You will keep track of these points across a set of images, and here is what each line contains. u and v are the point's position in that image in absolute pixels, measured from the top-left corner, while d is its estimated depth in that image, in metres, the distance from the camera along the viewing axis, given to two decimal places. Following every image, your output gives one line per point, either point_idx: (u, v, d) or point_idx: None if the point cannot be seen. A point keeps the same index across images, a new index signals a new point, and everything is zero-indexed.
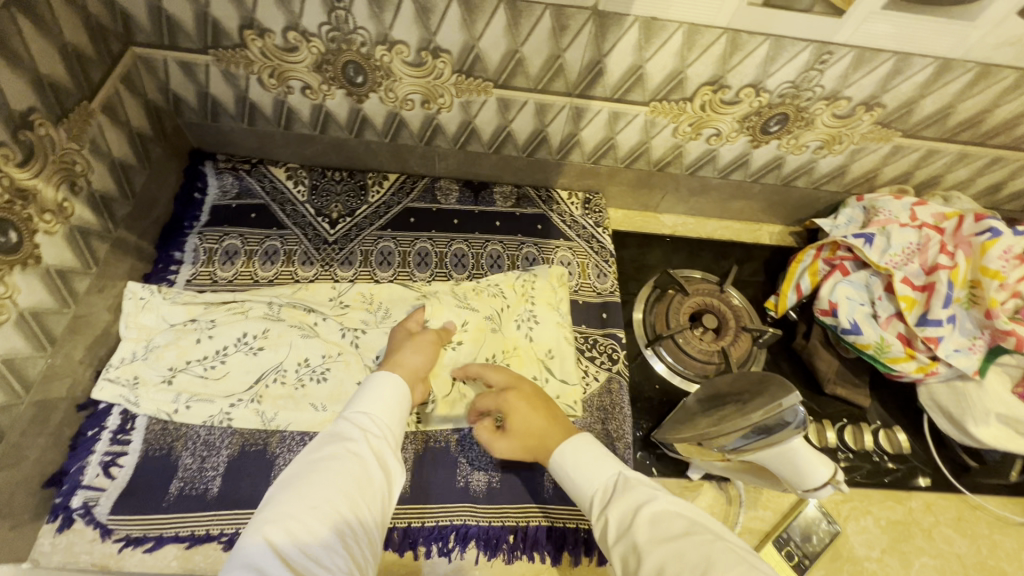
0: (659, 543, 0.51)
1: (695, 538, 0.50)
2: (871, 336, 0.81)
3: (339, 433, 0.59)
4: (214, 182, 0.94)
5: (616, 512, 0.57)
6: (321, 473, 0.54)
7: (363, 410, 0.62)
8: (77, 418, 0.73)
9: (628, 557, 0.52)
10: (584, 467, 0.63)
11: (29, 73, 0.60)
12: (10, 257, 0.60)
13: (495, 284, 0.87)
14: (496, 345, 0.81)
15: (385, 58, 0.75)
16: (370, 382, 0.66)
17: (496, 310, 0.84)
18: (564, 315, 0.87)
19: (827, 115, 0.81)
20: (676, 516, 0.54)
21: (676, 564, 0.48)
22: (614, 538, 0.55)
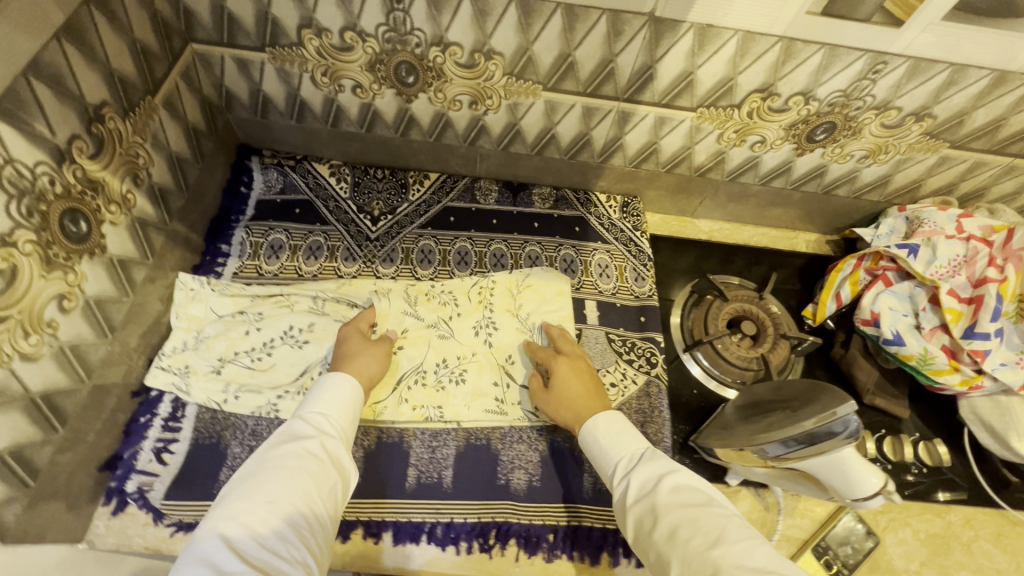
0: (676, 507, 0.56)
1: (711, 509, 0.55)
2: (915, 348, 0.81)
3: (292, 432, 0.63)
4: (260, 177, 0.95)
5: (639, 479, 0.61)
6: (275, 469, 0.57)
7: (317, 412, 0.66)
8: (130, 405, 0.75)
9: (644, 518, 0.58)
10: (614, 440, 0.67)
11: (103, 69, 0.61)
12: (80, 246, 0.61)
13: (448, 291, 0.89)
14: (449, 351, 0.84)
15: (439, 59, 0.76)
16: (320, 387, 0.70)
17: (444, 319, 0.87)
18: (525, 320, 0.88)
19: (876, 124, 0.80)
20: (696, 489, 0.58)
21: (689, 528, 0.53)
22: (632, 500, 0.60)
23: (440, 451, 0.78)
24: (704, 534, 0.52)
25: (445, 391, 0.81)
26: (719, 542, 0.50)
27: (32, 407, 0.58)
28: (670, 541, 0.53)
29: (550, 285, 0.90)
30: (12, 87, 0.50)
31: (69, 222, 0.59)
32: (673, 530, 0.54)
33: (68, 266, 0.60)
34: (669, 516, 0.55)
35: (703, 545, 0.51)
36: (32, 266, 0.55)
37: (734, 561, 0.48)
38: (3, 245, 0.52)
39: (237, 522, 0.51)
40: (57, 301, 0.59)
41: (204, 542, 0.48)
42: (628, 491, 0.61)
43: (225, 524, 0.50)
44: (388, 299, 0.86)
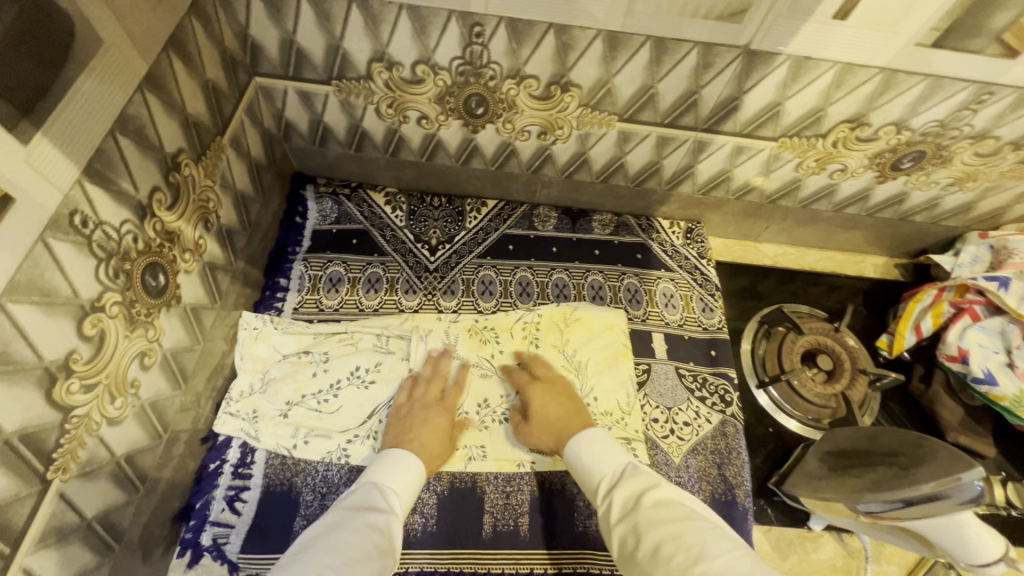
0: (656, 525, 0.56)
1: (690, 527, 0.54)
2: (1008, 388, 0.77)
3: (364, 503, 0.63)
4: (315, 207, 0.93)
5: (622, 495, 0.62)
6: (349, 536, 0.57)
7: (388, 484, 0.66)
8: (200, 451, 0.73)
9: (626, 536, 0.58)
10: (596, 456, 0.68)
11: (179, 115, 0.59)
12: (159, 300, 0.59)
13: (491, 327, 0.85)
14: (489, 390, 0.81)
15: (512, 91, 0.73)
16: (389, 455, 0.69)
17: (485, 358, 0.83)
18: (571, 358, 0.84)
19: (969, 153, 0.76)
20: (677, 506, 0.58)
21: (671, 545, 0.53)
22: (615, 517, 0.61)
23: (513, 497, 0.75)
24: (684, 551, 0.51)
25: (490, 431, 0.78)
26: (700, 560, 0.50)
27: (118, 470, 0.56)
28: (651, 560, 0.53)
29: (597, 320, 0.86)
30: (100, 147, 0.48)
31: (150, 277, 0.57)
32: (653, 551, 0.54)
33: (148, 322, 0.58)
34: (651, 536, 0.55)
35: (682, 563, 0.50)
36: (118, 328, 0.53)
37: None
38: (92, 310, 0.49)
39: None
40: (138, 359, 0.57)
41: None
42: (612, 509, 0.62)
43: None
44: (424, 343, 0.82)
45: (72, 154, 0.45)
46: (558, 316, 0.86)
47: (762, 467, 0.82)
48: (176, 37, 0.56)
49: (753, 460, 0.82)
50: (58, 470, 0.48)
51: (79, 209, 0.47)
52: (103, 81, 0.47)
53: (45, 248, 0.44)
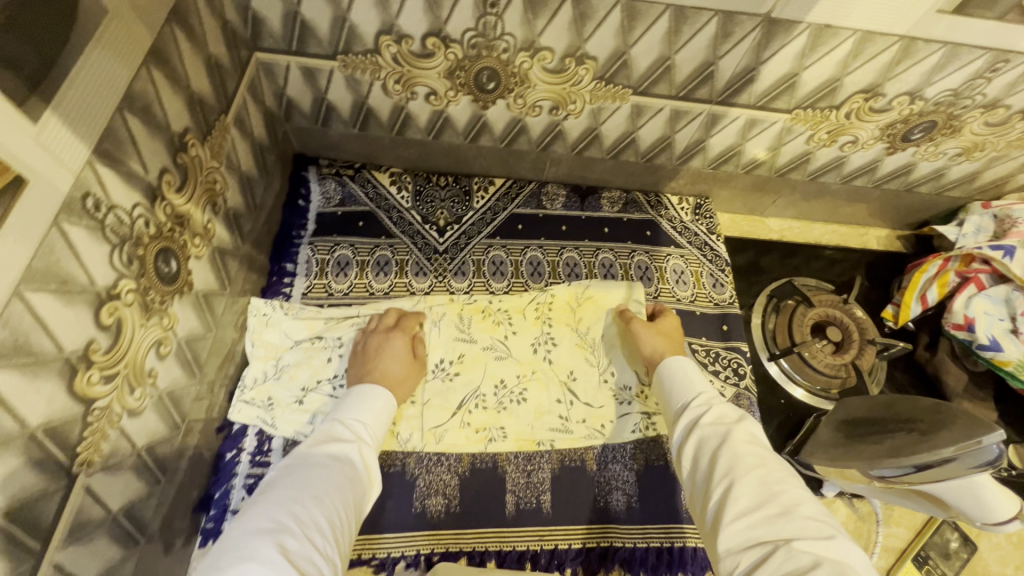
0: (752, 446, 0.56)
1: (777, 460, 0.55)
2: (1013, 353, 0.79)
3: (329, 435, 0.62)
4: (317, 188, 0.90)
5: (716, 413, 0.61)
6: (317, 467, 0.56)
7: (354, 416, 0.65)
8: (215, 440, 0.72)
9: (711, 441, 0.58)
10: (688, 381, 0.68)
11: (184, 92, 0.56)
12: (172, 287, 0.57)
13: (504, 309, 0.84)
14: (506, 371, 0.80)
15: (525, 64, 0.71)
16: (354, 394, 0.68)
17: (499, 339, 0.82)
18: (585, 336, 0.84)
19: (979, 122, 0.77)
20: (766, 442, 0.58)
21: (755, 463, 0.54)
22: (705, 422, 0.60)
23: (535, 475, 0.75)
24: (770, 471, 0.53)
25: (508, 411, 0.78)
26: (784, 482, 0.52)
27: (139, 461, 0.55)
28: (728, 465, 0.54)
29: (610, 298, 0.86)
30: (109, 126, 0.45)
31: (162, 263, 0.55)
32: (736, 457, 0.55)
33: (163, 309, 0.56)
34: (738, 447, 0.55)
35: (769, 479, 0.52)
36: (133, 316, 0.51)
37: (792, 502, 0.50)
38: (108, 299, 0.47)
39: (286, 514, 0.50)
40: (154, 348, 0.55)
41: (247, 537, 0.47)
42: (706, 415, 0.61)
43: (279, 518, 0.49)
44: (439, 328, 0.82)
45: (81, 132, 0.42)
46: (571, 294, 0.86)
47: (775, 438, 0.83)
48: (178, 9, 0.54)
49: (766, 431, 0.83)
50: (83, 464, 0.46)
51: (91, 192, 0.44)
52: (111, 55, 0.44)
53: (60, 233, 0.41)
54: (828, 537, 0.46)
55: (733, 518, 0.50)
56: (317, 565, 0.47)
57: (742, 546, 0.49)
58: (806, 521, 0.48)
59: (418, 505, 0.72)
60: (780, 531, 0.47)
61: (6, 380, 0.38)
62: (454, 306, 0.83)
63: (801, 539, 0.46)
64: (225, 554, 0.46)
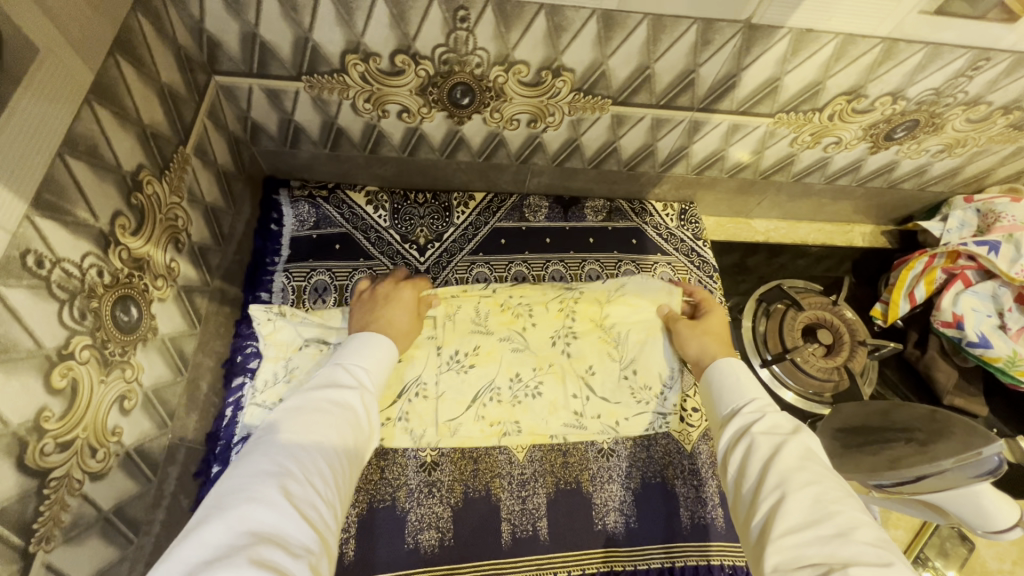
0: (806, 462, 0.51)
1: (834, 480, 0.50)
2: (1002, 349, 0.79)
3: (330, 378, 0.59)
4: (290, 212, 0.86)
5: (768, 421, 0.57)
6: (320, 411, 0.54)
7: (357, 363, 0.62)
8: (193, 486, 0.68)
9: (759, 450, 0.54)
10: (739, 386, 0.64)
11: (135, 127, 0.52)
12: (133, 336, 0.53)
13: (525, 303, 0.80)
14: (522, 364, 0.77)
15: (501, 78, 0.68)
16: (357, 340, 0.65)
17: (517, 331, 0.79)
18: (609, 329, 0.79)
19: (961, 120, 0.76)
20: (824, 460, 0.54)
21: (810, 479, 0.49)
22: (758, 431, 0.56)
23: (531, 501, 0.73)
24: (826, 488, 0.48)
25: (523, 406, 0.75)
26: (840, 502, 0.47)
27: (107, 526, 0.51)
28: (778, 480, 0.50)
29: (645, 293, 0.81)
30: (49, 174, 0.42)
31: (121, 312, 0.51)
32: (788, 472, 0.50)
33: (124, 361, 0.52)
34: (789, 461, 0.51)
35: (825, 497, 0.48)
36: (90, 374, 0.47)
37: (848, 523, 0.45)
38: (60, 359, 0.44)
39: (288, 457, 0.49)
40: (118, 404, 0.52)
41: (250, 477, 0.46)
42: (757, 421, 0.57)
43: (280, 460, 0.48)
44: (454, 320, 0.78)
45: (13, 187, 0.38)
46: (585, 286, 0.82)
47: None
48: (123, 38, 0.50)
49: None
50: (41, 541, 0.43)
51: (31, 249, 0.40)
52: (42, 100, 0.40)
53: None
54: (886, 565, 0.42)
55: (784, 535, 0.46)
56: (319, 511, 0.47)
57: (791, 566, 0.44)
58: (865, 546, 0.43)
59: (410, 541, 0.69)
60: (833, 553, 0.43)
61: None
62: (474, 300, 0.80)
63: (858, 566, 0.41)
64: (228, 494, 0.45)
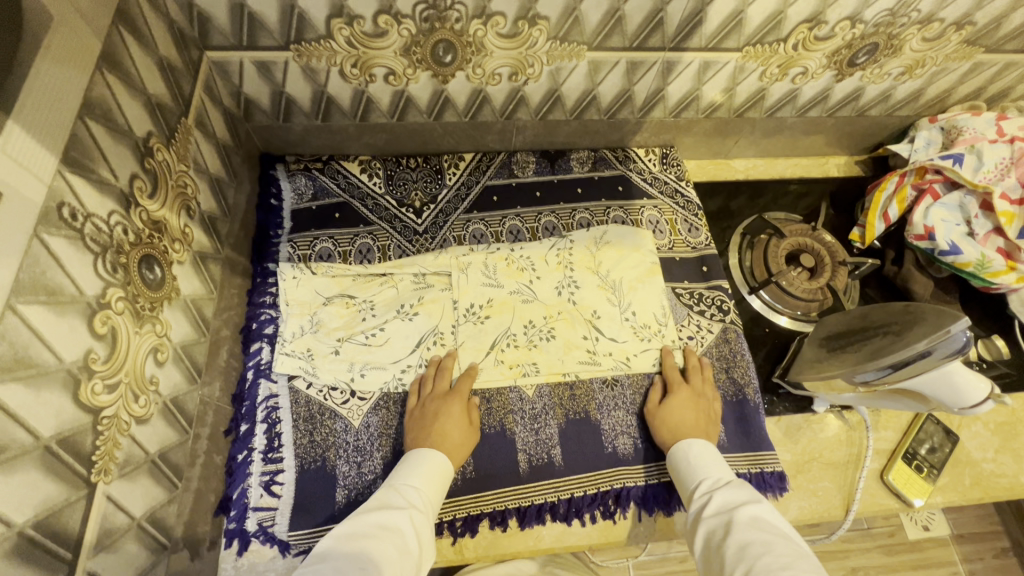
0: (756, 531, 0.56)
1: (788, 546, 0.54)
2: (972, 254, 0.83)
3: (380, 504, 0.62)
4: (288, 186, 0.89)
5: (721, 497, 0.63)
6: (368, 538, 0.56)
7: (407, 483, 0.65)
8: (224, 444, 0.72)
9: (716, 532, 0.59)
10: (697, 463, 0.70)
11: (142, 96, 0.55)
12: (159, 293, 0.57)
13: (527, 256, 0.88)
14: (533, 313, 0.84)
15: (480, 32, 0.71)
16: (411, 458, 0.69)
17: (525, 284, 0.86)
18: (606, 277, 0.88)
19: (917, 39, 0.80)
20: (776, 524, 0.58)
21: (761, 547, 0.54)
22: (709, 513, 0.62)
23: (543, 432, 0.77)
24: (775, 555, 0.53)
25: (538, 348, 0.82)
26: (792, 567, 0.51)
27: (155, 468, 0.55)
28: (739, 556, 0.54)
29: (627, 242, 0.90)
30: (72, 133, 0.45)
31: (146, 269, 0.55)
32: (743, 546, 0.55)
33: (154, 317, 0.56)
34: (742, 535, 0.56)
35: (775, 564, 0.51)
36: (126, 324, 0.51)
37: None
38: (99, 307, 0.47)
39: None
40: (152, 355, 0.55)
41: None
42: (708, 505, 0.63)
43: None
44: (466, 275, 0.85)
45: (45, 142, 0.42)
46: (579, 237, 0.90)
47: (764, 364, 0.87)
48: (122, 10, 0.53)
49: (755, 360, 0.87)
50: (100, 473, 0.47)
51: (65, 202, 0.44)
52: (61, 61, 0.44)
53: (40, 244, 0.41)
54: None
55: None
56: None
57: None
58: None
59: None
60: None
61: (12, 394, 0.39)
62: (481, 256, 0.87)
63: None
64: None
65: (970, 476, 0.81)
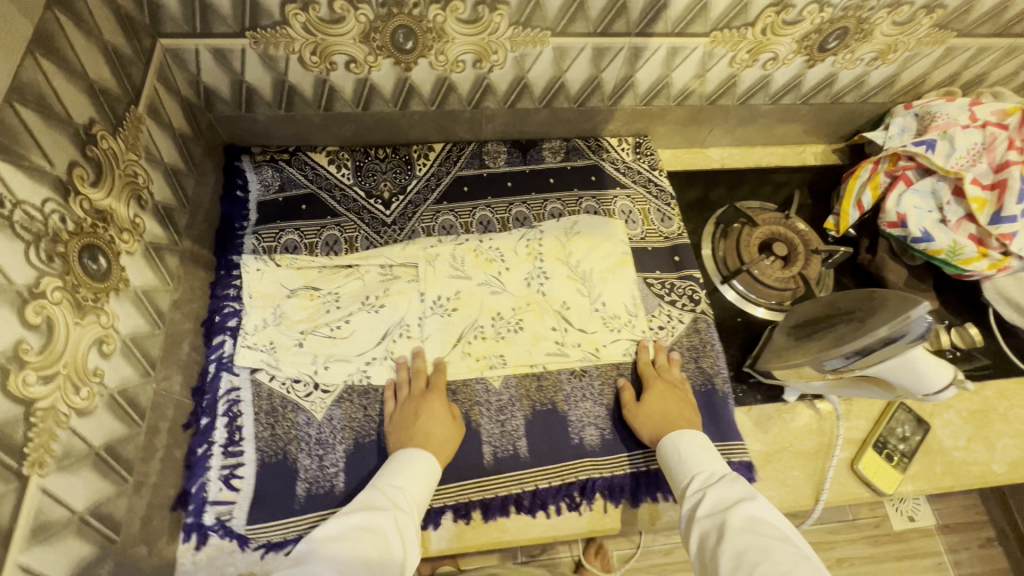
0: (750, 535, 0.56)
1: (786, 550, 0.54)
2: (943, 241, 0.83)
3: (364, 504, 0.61)
4: (254, 178, 0.88)
5: (712, 496, 0.62)
6: (352, 536, 0.55)
7: (393, 483, 0.64)
8: (184, 437, 0.71)
9: (710, 535, 0.59)
10: (688, 456, 0.69)
11: (83, 82, 0.54)
12: (104, 284, 0.56)
13: (496, 247, 0.87)
14: (501, 304, 0.83)
15: (439, 17, 0.70)
16: (397, 459, 0.68)
17: (494, 275, 0.85)
18: (575, 268, 0.87)
19: (888, 23, 0.79)
20: (771, 523, 0.58)
21: (757, 553, 0.53)
22: (702, 514, 0.61)
23: (509, 424, 0.77)
24: (772, 562, 0.52)
25: (506, 340, 0.81)
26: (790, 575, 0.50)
27: (99, 461, 0.54)
28: (736, 563, 0.54)
29: (598, 232, 0.89)
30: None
31: (89, 260, 0.54)
32: (738, 551, 0.54)
33: (98, 308, 0.55)
34: (737, 539, 0.56)
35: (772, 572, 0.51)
36: (66, 314, 0.50)
37: None
38: (32, 297, 0.47)
39: None
40: (96, 346, 0.54)
41: None
42: (701, 504, 0.62)
43: None
44: (433, 266, 0.84)
45: None
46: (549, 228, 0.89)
47: (736, 354, 0.87)
48: None
49: (727, 350, 0.87)
50: (35, 465, 0.46)
51: None
52: None
53: None
54: None
55: None
56: None
57: None
58: None
59: None
60: None
61: None
62: (450, 248, 0.86)
63: None
64: None
65: (941, 465, 0.80)
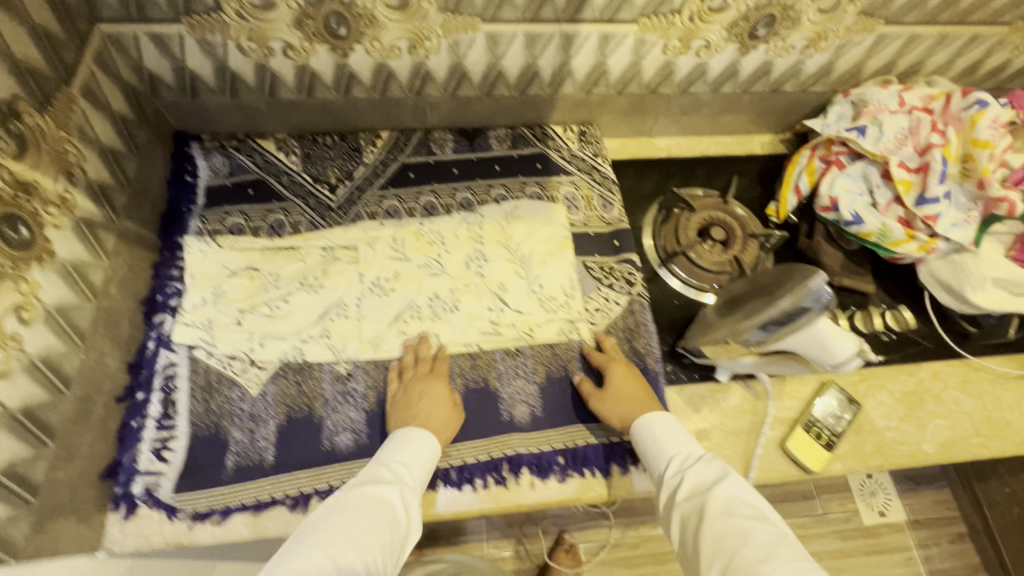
0: (730, 518, 0.59)
1: (767, 531, 0.57)
2: (873, 224, 0.84)
3: (370, 479, 0.64)
4: (204, 164, 0.90)
5: (693, 479, 0.65)
6: (359, 510, 0.59)
7: (396, 459, 0.66)
8: (118, 411, 0.72)
9: (691, 517, 0.62)
10: (668, 436, 0.70)
11: (5, 59, 0.57)
12: (27, 254, 0.59)
13: (437, 230, 0.89)
14: (439, 285, 0.85)
15: (368, 3, 0.73)
16: (399, 436, 0.70)
17: (434, 257, 0.87)
18: (515, 251, 0.88)
19: (813, 10, 0.81)
20: (754, 504, 0.61)
21: (739, 536, 0.56)
22: (682, 496, 0.64)
23: None
24: (753, 546, 0.55)
25: (442, 319, 0.82)
26: (768, 560, 0.54)
27: (14, 423, 0.57)
28: (716, 547, 0.57)
29: (538, 216, 0.91)
30: None
31: (8, 228, 0.57)
32: (719, 533, 0.58)
33: (18, 275, 0.58)
34: (716, 522, 0.59)
35: (751, 557, 0.55)
36: None
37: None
38: None
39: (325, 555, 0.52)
40: (15, 313, 0.58)
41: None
42: (680, 488, 0.65)
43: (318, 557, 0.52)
44: (374, 248, 0.86)
45: None
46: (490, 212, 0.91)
47: (673, 335, 0.88)
48: None
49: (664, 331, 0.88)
50: None
51: None
52: None
53: None
54: None
55: None
56: None
57: None
58: None
59: (327, 442, 0.74)
60: None
61: None
62: (391, 231, 0.88)
63: None
64: None
65: (872, 444, 0.81)
